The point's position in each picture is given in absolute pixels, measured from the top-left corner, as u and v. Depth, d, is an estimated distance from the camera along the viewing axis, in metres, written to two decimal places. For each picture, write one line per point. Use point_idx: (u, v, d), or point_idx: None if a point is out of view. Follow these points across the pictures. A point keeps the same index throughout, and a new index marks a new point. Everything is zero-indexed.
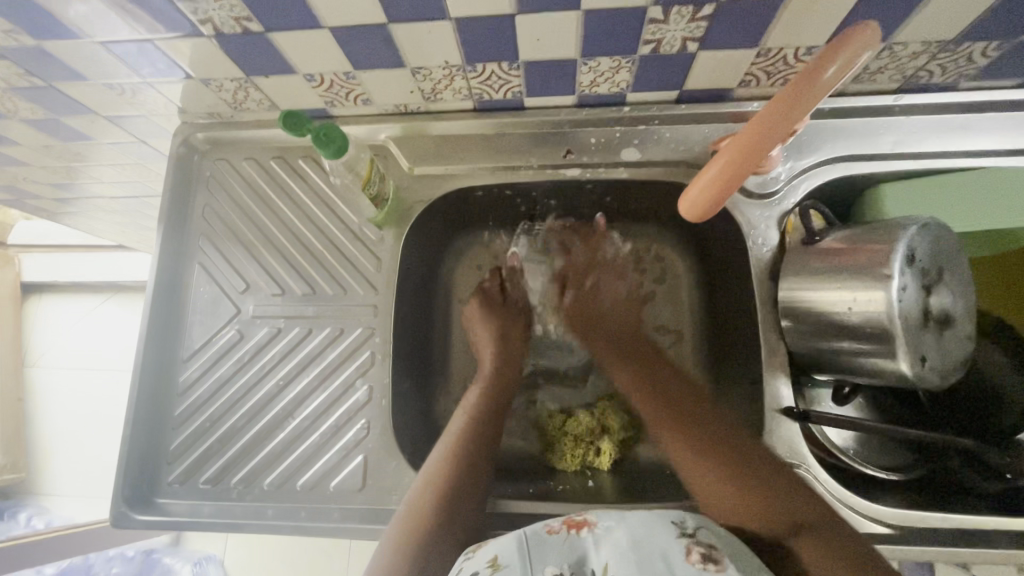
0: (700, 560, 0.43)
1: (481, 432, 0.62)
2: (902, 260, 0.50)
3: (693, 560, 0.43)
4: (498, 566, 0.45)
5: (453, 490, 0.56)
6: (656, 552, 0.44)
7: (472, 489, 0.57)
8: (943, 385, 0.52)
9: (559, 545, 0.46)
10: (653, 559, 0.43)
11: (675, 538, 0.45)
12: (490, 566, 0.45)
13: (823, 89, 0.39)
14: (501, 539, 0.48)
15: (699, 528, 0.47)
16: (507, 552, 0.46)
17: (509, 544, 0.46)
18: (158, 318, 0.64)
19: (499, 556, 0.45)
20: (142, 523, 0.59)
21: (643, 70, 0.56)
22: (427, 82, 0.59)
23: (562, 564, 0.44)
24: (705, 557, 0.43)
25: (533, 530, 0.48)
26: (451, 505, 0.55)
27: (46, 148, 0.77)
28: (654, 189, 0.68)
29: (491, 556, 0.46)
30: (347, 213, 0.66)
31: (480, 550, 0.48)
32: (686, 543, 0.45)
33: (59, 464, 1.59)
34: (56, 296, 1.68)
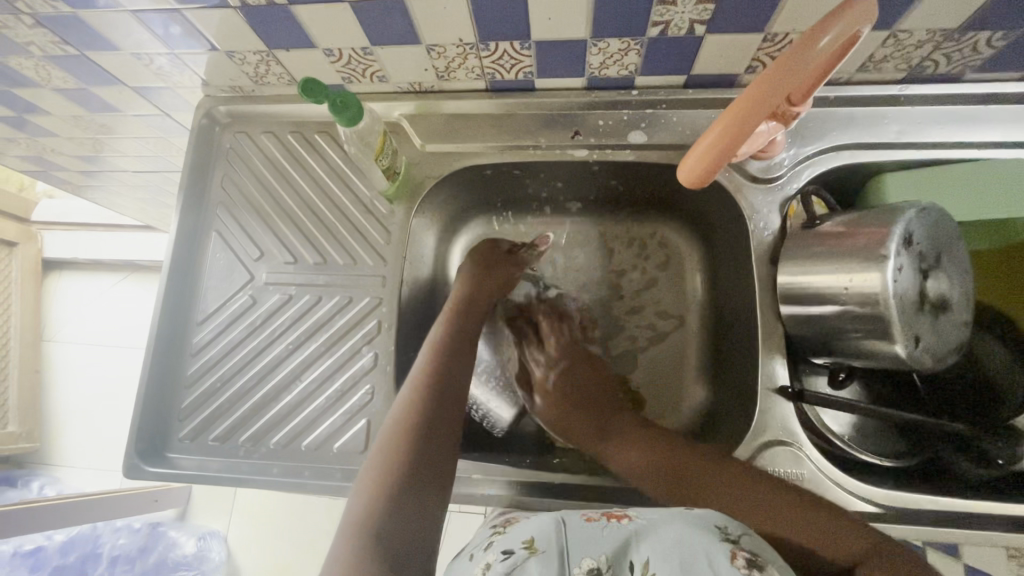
0: (745, 566, 0.41)
1: (439, 377, 0.58)
2: (899, 242, 0.51)
3: (738, 564, 0.41)
4: (534, 548, 0.45)
5: (415, 439, 0.52)
6: (700, 552, 0.42)
7: (434, 433, 0.53)
8: (936, 368, 0.53)
9: (599, 534, 0.46)
10: (698, 561, 0.42)
11: (720, 542, 0.43)
12: (526, 548, 0.45)
13: (814, 59, 0.41)
14: (537, 523, 0.49)
15: (743, 534, 0.45)
16: (543, 535, 0.46)
17: (545, 529, 0.47)
18: (175, 282, 0.67)
19: (536, 540, 0.46)
20: (153, 474, 0.61)
21: (651, 52, 0.58)
22: (441, 60, 0.61)
23: (602, 554, 0.44)
24: (750, 563, 0.41)
25: (571, 518, 0.49)
26: (413, 457, 0.51)
27: (74, 118, 0.80)
28: (659, 174, 0.69)
29: (526, 538, 0.47)
30: (359, 186, 0.68)
31: (510, 532, 0.49)
32: (732, 547, 0.43)
33: (72, 436, 1.63)
34: (76, 273, 1.73)
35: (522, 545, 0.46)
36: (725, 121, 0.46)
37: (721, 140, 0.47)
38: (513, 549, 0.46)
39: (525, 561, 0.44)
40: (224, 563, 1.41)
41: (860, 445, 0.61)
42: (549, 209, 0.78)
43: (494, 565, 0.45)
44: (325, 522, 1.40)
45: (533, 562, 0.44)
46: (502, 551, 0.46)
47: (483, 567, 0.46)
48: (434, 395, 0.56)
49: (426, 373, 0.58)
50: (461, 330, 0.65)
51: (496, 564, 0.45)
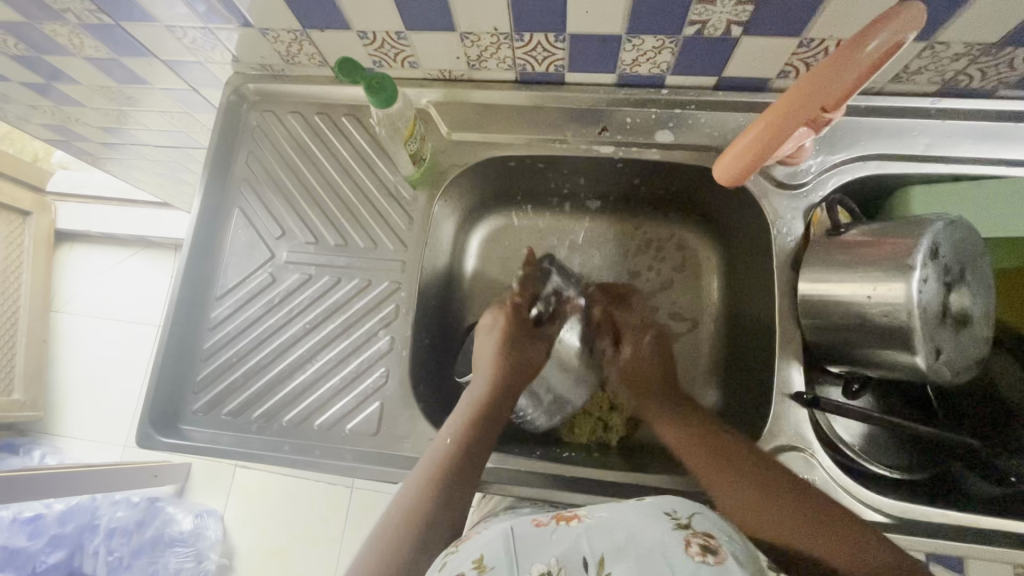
0: (699, 553, 0.41)
1: (476, 429, 0.59)
2: (925, 253, 0.50)
3: (692, 551, 0.41)
4: (484, 566, 0.43)
5: (439, 493, 0.54)
6: (654, 544, 0.42)
7: (458, 489, 0.55)
8: (954, 382, 0.52)
9: (549, 538, 0.45)
10: (652, 556, 0.41)
11: (671, 531, 0.43)
12: (475, 567, 0.43)
13: (866, 60, 0.42)
14: (488, 539, 0.46)
15: (694, 516, 0.46)
16: (493, 552, 0.44)
17: (495, 544, 0.45)
18: (197, 257, 0.67)
19: (486, 556, 0.44)
20: (165, 445, 0.61)
21: (684, 52, 0.58)
22: (474, 48, 0.61)
23: (552, 558, 0.42)
24: (704, 549, 0.42)
25: (520, 525, 0.48)
26: (433, 511, 0.53)
27: (102, 89, 0.80)
28: (683, 176, 0.69)
29: (475, 556, 0.45)
30: (384, 170, 0.69)
31: (465, 549, 0.47)
32: (684, 534, 0.43)
33: (74, 408, 1.64)
34: (87, 246, 1.74)
35: (473, 564, 0.44)
36: (778, 111, 0.48)
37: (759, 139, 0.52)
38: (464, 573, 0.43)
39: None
40: (220, 541, 1.42)
41: (872, 456, 0.61)
42: (569, 205, 0.79)
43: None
44: (321, 509, 1.41)
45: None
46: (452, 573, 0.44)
47: None
48: (466, 448, 0.57)
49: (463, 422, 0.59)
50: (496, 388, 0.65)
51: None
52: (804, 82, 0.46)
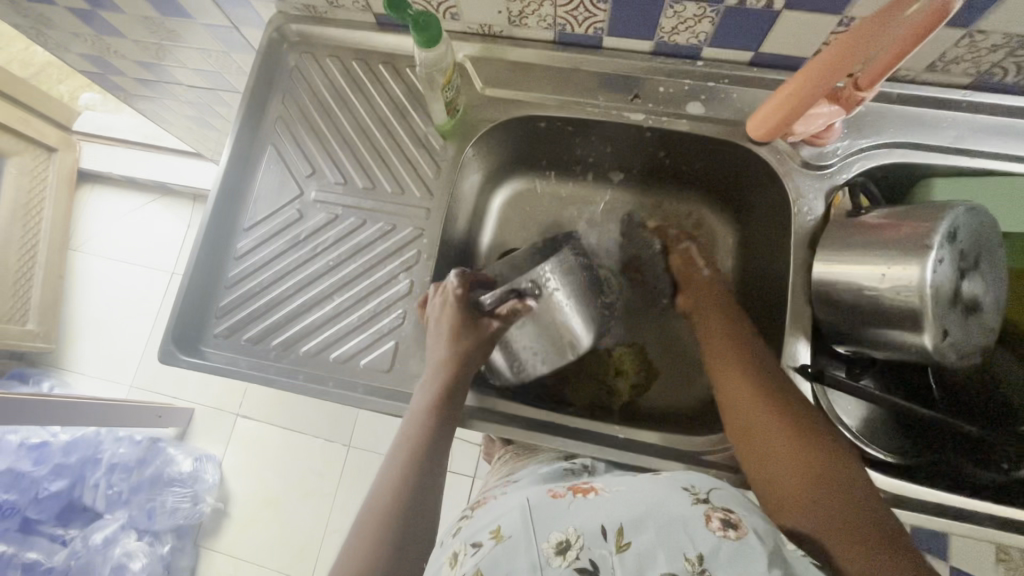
0: (720, 528, 0.43)
1: (446, 407, 0.58)
2: (944, 237, 0.51)
3: (713, 526, 0.43)
4: (502, 536, 0.46)
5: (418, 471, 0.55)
6: (675, 517, 0.44)
7: (440, 450, 0.56)
8: (959, 365, 0.53)
9: (565, 510, 0.47)
10: (672, 527, 0.43)
11: (692, 505, 0.45)
12: (493, 538, 0.46)
13: (902, 23, 0.44)
14: (507, 511, 0.49)
15: (712, 491, 0.48)
16: (510, 522, 0.47)
17: (512, 515, 0.48)
18: (228, 189, 0.68)
19: (503, 527, 0.47)
20: (186, 363, 0.64)
21: (724, 23, 0.59)
22: (518, 3, 0.62)
23: (569, 528, 0.45)
24: (724, 524, 0.43)
25: (537, 497, 0.50)
26: (416, 485, 0.54)
27: (144, 20, 0.81)
28: (708, 152, 0.70)
29: (493, 527, 0.48)
30: (416, 120, 0.70)
31: (481, 518, 0.51)
32: (706, 510, 0.45)
33: (85, 345, 1.67)
34: (109, 188, 1.76)
35: (491, 535, 0.47)
36: (804, 76, 0.52)
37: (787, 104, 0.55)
38: (483, 542, 0.46)
39: (494, 551, 0.45)
40: (217, 485, 1.45)
41: (869, 439, 0.62)
42: (592, 174, 0.79)
43: (465, 560, 0.45)
44: (318, 464, 1.44)
45: (500, 549, 0.44)
46: (473, 542, 0.47)
47: (454, 560, 0.46)
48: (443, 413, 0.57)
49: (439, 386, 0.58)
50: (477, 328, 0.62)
51: (467, 558, 0.45)
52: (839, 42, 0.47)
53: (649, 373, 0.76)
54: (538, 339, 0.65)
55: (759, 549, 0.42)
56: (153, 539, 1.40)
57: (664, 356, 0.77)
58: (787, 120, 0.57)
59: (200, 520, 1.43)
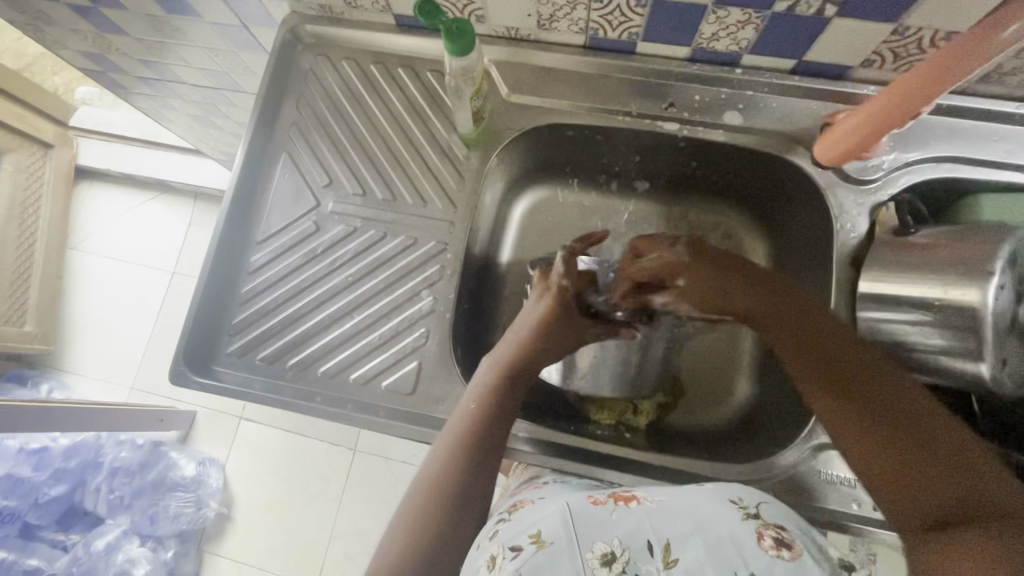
0: (773, 546, 0.41)
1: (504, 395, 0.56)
2: (1005, 260, 0.49)
3: (766, 545, 0.41)
4: (543, 541, 0.43)
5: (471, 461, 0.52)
6: (724, 536, 0.41)
7: (489, 449, 0.53)
8: (1015, 395, 0.51)
9: (609, 517, 0.44)
10: (723, 546, 0.40)
11: (743, 522, 0.42)
12: (533, 542, 0.43)
13: (992, 47, 0.42)
14: (545, 516, 0.46)
15: (761, 506, 0.45)
16: (551, 527, 0.44)
17: (551, 519, 0.45)
18: (241, 200, 0.65)
19: (544, 532, 0.44)
20: (198, 385, 0.61)
21: (769, 29, 0.55)
22: (549, 6, 0.58)
23: (614, 539, 0.42)
24: (777, 542, 0.41)
25: (577, 502, 0.47)
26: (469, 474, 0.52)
27: (148, 17, 0.78)
28: (744, 163, 0.67)
29: (532, 531, 0.45)
30: (438, 127, 0.67)
31: (519, 523, 0.47)
32: (757, 527, 0.42)
33: (84, 346, 1.63)
34: (107, 185, 1.72)
35: (531, 539, 0.43)
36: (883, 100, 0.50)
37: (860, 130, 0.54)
38: (522, 546, 0.43)
39: (535, 557, 0.42)
40: (221, 490, 1.43)
41: None
42: (617, 184, 0.76)
43: (504, 564, 0.42)
44: (324, 469, 1.42)
45: (543, 556, 0.41)
46: (511, 545, 0.44)
47: (490, 561, 0.43)
48: (496, 406, 0.55)
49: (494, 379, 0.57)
50: (552, 328, 0.61)
51: (506, 563, 0.42)
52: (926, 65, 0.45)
53: (676, 391, 0.73)
54: (610, 358, 0.70)
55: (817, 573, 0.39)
56: (156, 545, 1.38)
57: (693, 374, 0.74)
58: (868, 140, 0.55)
59: (204, 525, 1.41)
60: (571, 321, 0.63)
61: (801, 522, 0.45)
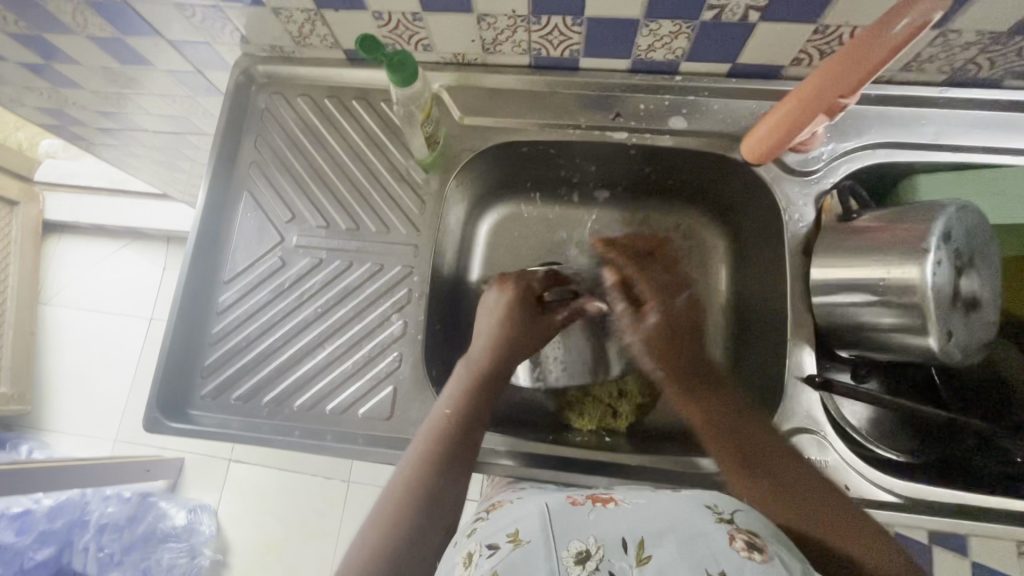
0: (744, 548, 0.41)
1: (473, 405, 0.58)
2: (937, 237, 0.51)
3: (736, 547, 0.41)
4: (520, 540, 0.44)
5: (440, 469, 0.53)
6: (696, 535, 0.42)
7: (461, 453, 0.55)
8: (966, 364, 0.53)
9: (586, 518, 0.45)
10: (694, 542, 0.41)
11: (716, 523, 0.43)
12: (511, 541, 0.44)
13: (894, 40, 0.45)
14: (524, 514, 0.48)
15: (736, 513, 0.45)
16: (528, 527, 0.45)
17: (530, 519, 0.46)
18: (204, 243, 0.66)
19: (521, 531, 0.45)
20: (174, 430, 0.61)
21: (700, 37, 0.58)
22: (490, 31, 0.61)
23: (589, 537, 0.43)
24: (749, 545, 0.41)
25: (555, 503, 0.48)
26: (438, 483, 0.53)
27: (102, 69, 0.79)
28: (694, 164, 0.69)
29: (511, 530, 0.46)
30: (395, 154, 0.68)
31: (497, 522, 0.49)
32: (729, 530, 0.43)
33: (62, 403, 1.60)
34: (76, 237, 1.71)
35: (509, 538, 0.45)
36: (797, 97, 0.53)
37: (776, 131, 0.57)
38: (499, 544, 0.44)
39: (511, 556, 0.43)
40: (214, 536, 1.39)
41: (878, 439, 0.62)
42: (578, 194, 0.78)
43: (480, 561, 0.43)
44: (318, 504, 1.40)
45: (518, 554, 0.42)
46: (488, 545, 0.45)
47: (467, 561, 0.45)
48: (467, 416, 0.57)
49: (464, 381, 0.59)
50: (514, 325, 0.64)
51: (483, 560, 0.43)
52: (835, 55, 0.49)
53: (655, 390, 0.74)
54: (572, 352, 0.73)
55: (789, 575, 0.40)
56: None
57: None
58: (787, 140, 0.57)
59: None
60: (527, 314, 0.65)
61: (774, 529, 0.46)
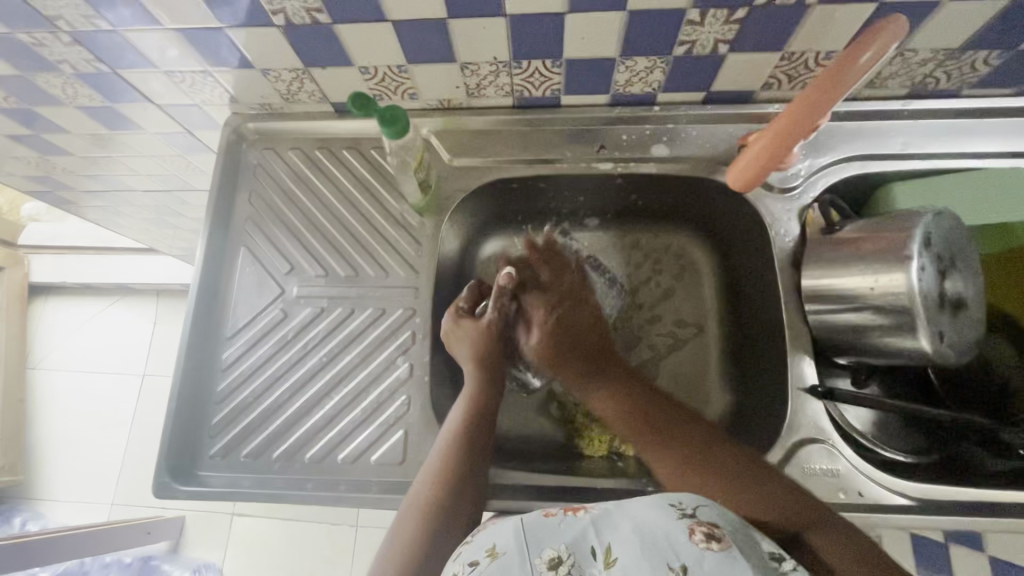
0: (703, 539, 0.42)
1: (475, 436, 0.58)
2: (919, 244, 0.54)
3: (696, 539, 0.42)
4: (496, 554, 0.45)
5: (447, 503, 0.54)
6: (661, 535, 0.43)
7: (465, 493, 0.55)
8: (959, 362, 0.55)
9: (556, 527, 0.46)
10: (658, 542, 0.42)
11: (676, 519, 0.44)
12: (488, 556, 0.45)
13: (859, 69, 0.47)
14: (501, 528, 0.48)
15: (699, 506, 0.46)
16: (505, 541, 0.46)
17: (507, 534, 0.47)
18: (204, 300, 0.66)
19: (498, 545, 0.46)
20: (185, 494, 0.60)
21: (674, 70, 0.61)
22: (473, 77, 0.63)
23: (560, 544, 0.44)
24: (708, 536, 0.42)
25: (531, 515, 0.48)
26: (444, 516, 0.53)
27: (91, 136, 0.79)
28: (679, 188, 0.71)
29: (489, 545, 0.46)
30: (388, 200, 0.70)
31: (477, 538, 0.48)
32: (690, 523, 0.44)
33: (55, 469, 1.56)
34: (64, 298, 1.69)
35: (486, 553, 0.45)
36: (772, 134, 0.55)
37: (752, 169, 0.60)
38: (478, 560, 0.45)
39: (489, 570, 0.43)
40: None
41: (883, 442, 0.63)
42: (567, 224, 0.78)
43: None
44: (326, 553, 1.36)
45: (495, 568, 0.43)
46: (468, 562, 0.45)
47: None
48: (470, 447, 0.57)
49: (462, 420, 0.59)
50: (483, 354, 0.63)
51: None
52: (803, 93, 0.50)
53: None
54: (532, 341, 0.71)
55: (748, 563, 0.40)
56: None
57: (675, 387, 0.74)
58: (762, 176, 0.60)
59: None
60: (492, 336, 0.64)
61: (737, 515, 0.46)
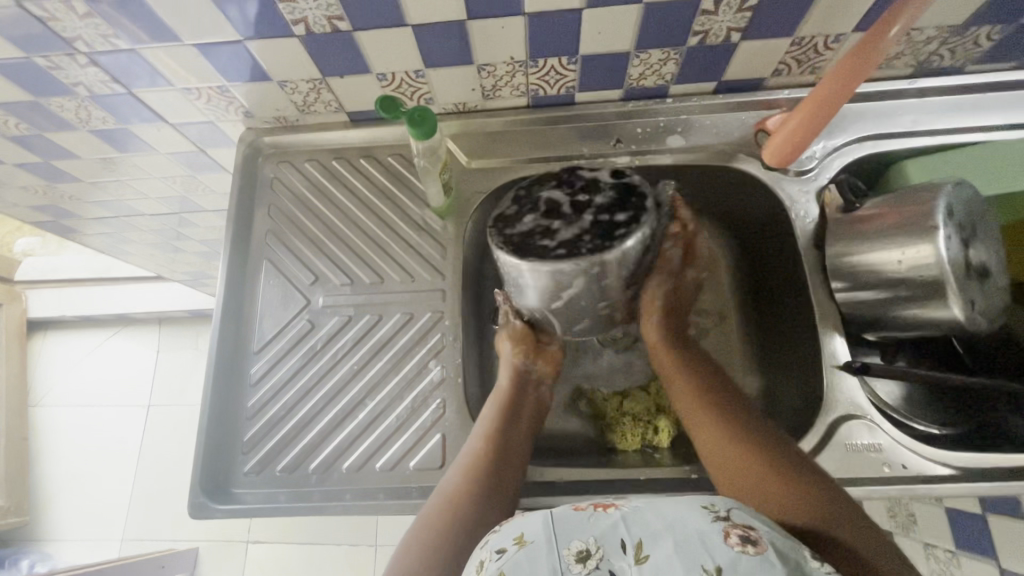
0: (739, 542, 0.41)
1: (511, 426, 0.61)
2: (943, 214, 0.55)
3: (732, 542, 0.41)
4: (524, 542, 0.44)
5: (485, 481, 0.55)
6: (694, 535, 0.42)
7: (508, 470, 0.57)
8: (990, 329, 0.56)
9: (584, 520, 0.45)
10: (692, 544, 0.41)
11: (711, 521, 0.43)
12: (516, 543, 0.45)
13: (888, 44, 0.49)
14: (528, 516, 0.47)
15: (731, 508, 0.45)
16: (533, 528, 0.46)
17: (534, 522, 0.46)
18: (229, 315, 0.66)
19: (526, 533, 0.45)
20: (222, 513, 0.59)
21: (687, 61, 0.62)
22: (489, 79, 0.64)
23: (588, 537, 0.43)
24: (743, 539, 0.42)
25: (560, 507, 0.48)
26: (480, 493, 0.54)
27: (101, 160, 0.79)
28: (696, 178, 0.72)
29: (516, 532, 0.46)
30: (409, 205, 0.70)
31: (504, 526, 0.48)
32: (724, 525, 0.43)
33: (61, 508, 1.52)
34: (64, 332, 1.66)
35: (514, 541, 0.45)
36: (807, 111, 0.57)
37: (787, 143, 0.62)
38: (506, 547, 0.45)
39: (517, 557, 0.43)
40: None
41: (914, 415, 0.64)
42: None
43: (489, 565, 0.44)
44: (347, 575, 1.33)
45: (522, 555, 0.43)
46: (495, 550, 0.45)
47: (477, 565, 0.45)
48: (508, 435, 0.60)
49: (494, 413, 0.61)
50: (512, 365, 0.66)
51: (490, 563, 0.44)
52: (831, 79, 0.53)
53: None
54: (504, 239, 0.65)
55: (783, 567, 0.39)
56: None
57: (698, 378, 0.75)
58: (798, 148, 0.62)
59: None
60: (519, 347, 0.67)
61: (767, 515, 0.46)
